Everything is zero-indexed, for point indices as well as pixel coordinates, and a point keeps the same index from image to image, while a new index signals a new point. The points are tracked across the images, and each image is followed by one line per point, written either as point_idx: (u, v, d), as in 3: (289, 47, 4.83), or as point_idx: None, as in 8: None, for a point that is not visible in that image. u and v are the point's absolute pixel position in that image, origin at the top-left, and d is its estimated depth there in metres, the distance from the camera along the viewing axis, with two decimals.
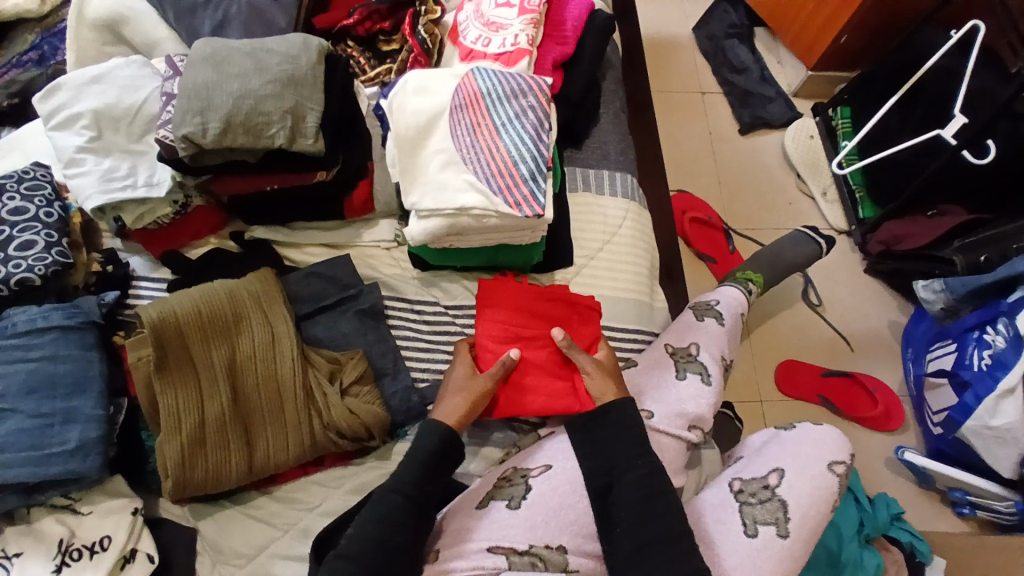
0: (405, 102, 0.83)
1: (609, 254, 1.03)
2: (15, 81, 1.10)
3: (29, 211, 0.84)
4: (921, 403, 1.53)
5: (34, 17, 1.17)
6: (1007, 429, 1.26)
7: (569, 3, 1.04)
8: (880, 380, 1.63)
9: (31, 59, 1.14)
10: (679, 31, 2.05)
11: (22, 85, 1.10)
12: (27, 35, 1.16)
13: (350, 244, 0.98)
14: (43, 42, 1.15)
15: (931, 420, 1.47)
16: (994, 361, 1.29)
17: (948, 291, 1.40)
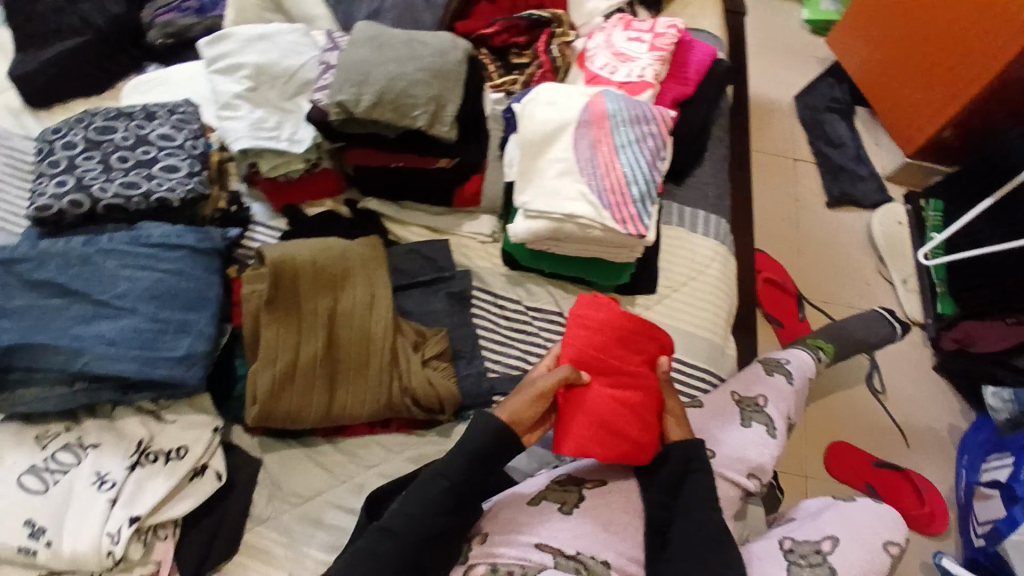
0: (535, 110, 0.89)
1: (691, 291, 1.06)
2: (173, 24, 1.15)
3: (177, 139, 0.90)
4: (968, 510, 1.47)
5: None
6: None
7: (694, 48, 1.10)
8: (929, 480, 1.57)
9: (191, 7, 1.17)
10: (781, 97, 2.08)
11: (178, 30, 1.16)
12: None
13: (450, 231, 1.04)
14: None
15: (975, 530, 1.41)
16: None
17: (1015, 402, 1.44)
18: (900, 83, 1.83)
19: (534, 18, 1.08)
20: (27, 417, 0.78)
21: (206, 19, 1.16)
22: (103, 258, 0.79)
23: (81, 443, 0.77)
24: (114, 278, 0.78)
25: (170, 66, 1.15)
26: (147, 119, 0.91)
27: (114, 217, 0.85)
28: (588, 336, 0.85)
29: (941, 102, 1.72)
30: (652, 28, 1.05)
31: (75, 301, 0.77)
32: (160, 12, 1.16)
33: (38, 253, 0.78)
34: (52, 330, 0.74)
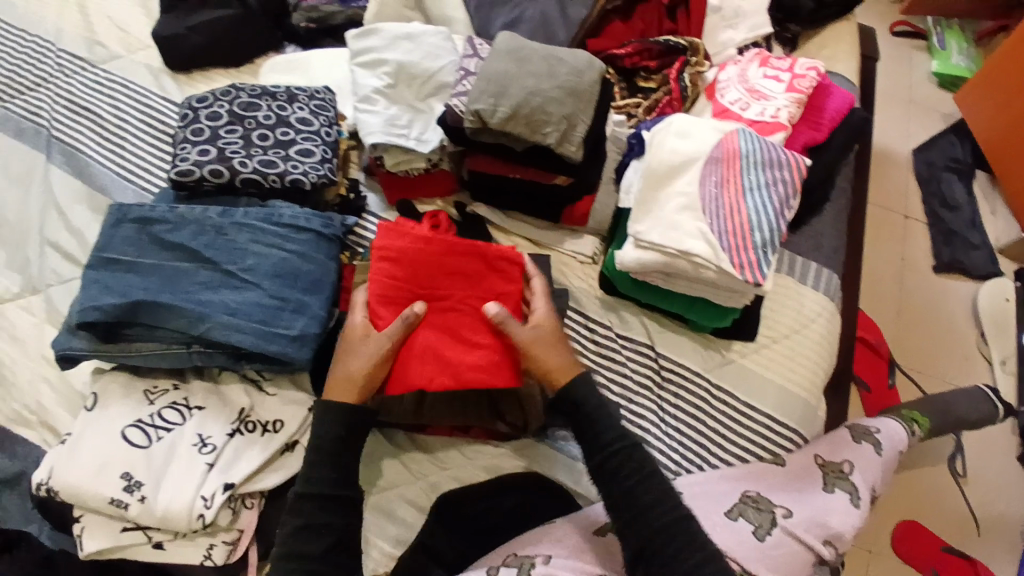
0: (665, 140, 0.87)
1: (791, 344, 1.01)
2: (317, 10, 1.20)
3: (313, 125, 0.94)
4: None
5: None
6: None
7: (832, 94, 1.05)
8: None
9: None
10: (895, 148, 1.97)
11: (321, 15, 1.20)
12: None
13: (552, 246, 1.03)
14: None
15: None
16: None
17: None
18: None
19: (669, 45, 1.06)
20: (141, 369, 0.83)
21: (347, 9, 1.20)
22: (235, 231, 0.83)
23: (186, 404, 0.81)
24: (243, 251, 0.82)
25: (308, 50, 1.20)
26: (289, 101, 0.95)
27: (248, 191, 0.89)
28: (389, 267, 0.86)
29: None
30: (791, 69, 1.03)
31: (202, 268, 0.81)
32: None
33: (177, 217, 0.83)
34: (182, 294, 0.79)
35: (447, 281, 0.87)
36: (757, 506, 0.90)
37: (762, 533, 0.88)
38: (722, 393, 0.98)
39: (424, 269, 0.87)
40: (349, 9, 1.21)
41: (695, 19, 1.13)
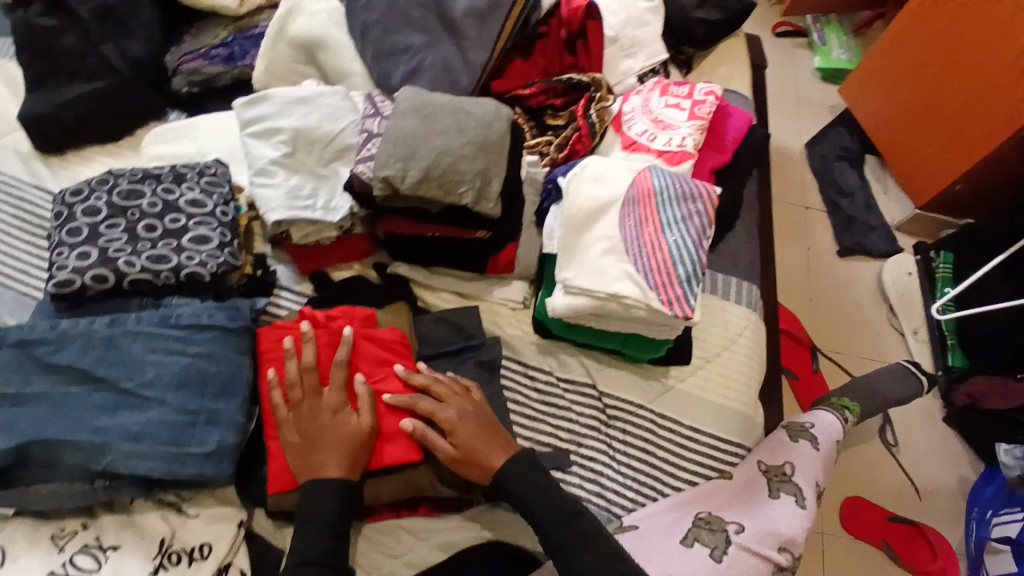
0: (581, 186, 0.86)
1: (724, 362, 1.03)
2: (199, 72, 1.10)
3: (206, 206, 0.87)
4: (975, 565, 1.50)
5: (231, 15, 1.15)
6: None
7: (730, 116, 1.09)
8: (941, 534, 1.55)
9: (219, 55, 1.11)
10: (792, 144, 2.10)
11: (204, 78, 1.10)
12: (219, 31, 1.13)
13: (480, 297, 1.01)
14: (235, 43, 1.12)
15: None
16: None
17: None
18: (916, 134, 1.84)
19: (572, 83, 1.07)
20: (46, 512, 0.75)
21: (233, 69, 1.10)
22: (128, 342, 0.77)
23: (98, 545, 0.72)
24: (141, 363, 0.76)
25: (196, 117, 1.10)
26: (176, 183, 0.88)
27: (139, 292, 0.82)
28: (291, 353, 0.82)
29: (955, 155, 1.73)
30: (690, 96, 1.06)
31: (96, 388, 0.74)
32: (188, 59, 1.10)
33: (59, 335, 0.76)
34: (74, 422, 0.71)
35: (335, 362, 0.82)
36: (706, 526, 0.89)
37: (719, 554, 0.86)
38: (667, 423, 0.98)
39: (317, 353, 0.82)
40: (234, 68, 1.11)
41: (594, 51, 1.14)
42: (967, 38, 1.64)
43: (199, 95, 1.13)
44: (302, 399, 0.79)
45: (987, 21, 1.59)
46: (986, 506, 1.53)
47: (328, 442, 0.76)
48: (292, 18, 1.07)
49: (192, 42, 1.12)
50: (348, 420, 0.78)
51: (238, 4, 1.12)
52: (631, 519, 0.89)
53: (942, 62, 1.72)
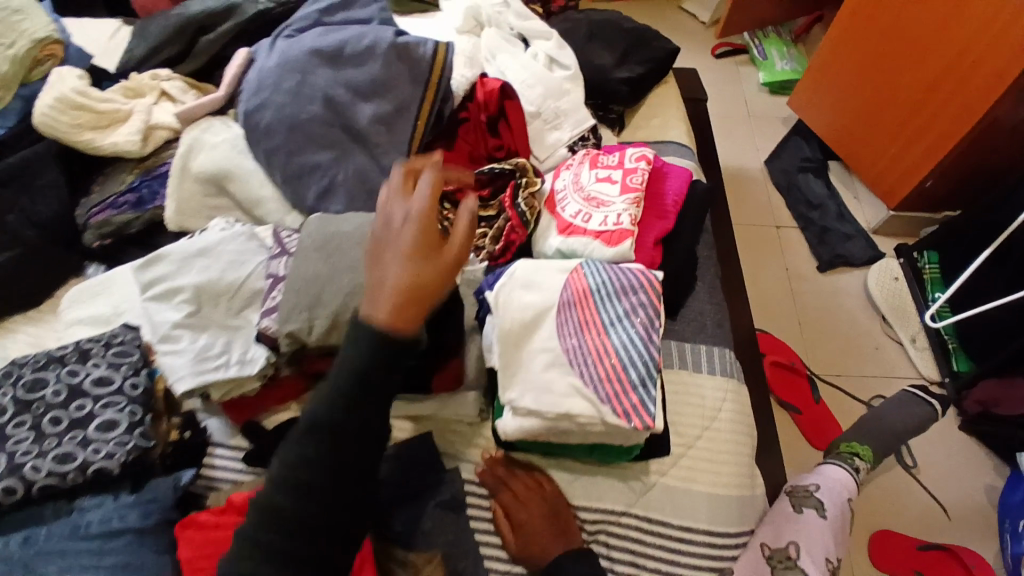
0: (512, 295, 0.78)
1: (707, 443, 0.95)
2: (108, 222, 1.04)
3: (114, 382, 0.80)
4: None
5: (135, 159, 1.10)
6: None
7: (668, 176, 1.04)
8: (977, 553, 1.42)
9: (128, 202, 1.06)
10: (752, 164, 2.06)
11: (116, 227, 1.04)
12: (125, 176, 1.09)
13: (432, 416, 0.91)
14: (142, 185, 1.07)
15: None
16: None
17: None
18: (875, 137, 1.78)
19: (495, 172, 1.01)
20: None
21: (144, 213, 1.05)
22: (42, 562, 0.69)
23: None
24: None
25: (111, 270, 1.05)
26: (81, 362, 0.81)
27: (52, 497, 0.75)
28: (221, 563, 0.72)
29: (920, 153, 1.66)
30: (620, 164, 1.01)
31: None
32: (97, 211, 1.05)
33: None
34: None
35: None
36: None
37: None
38: (656, 525, 0.89)
39: None
40: (147, 211, 1.06)
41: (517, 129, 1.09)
42: (911, 34, 1.59)
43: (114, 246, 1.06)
44: None
45: (927, 15, 1.54)
46: (1019, 518, 1.39)
47: None
48: (193, 154, 1.03)
49: (99, 193, 1.07)
50: None
51: (141, 145, 1.07)
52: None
53: (889, 61, 1.67)
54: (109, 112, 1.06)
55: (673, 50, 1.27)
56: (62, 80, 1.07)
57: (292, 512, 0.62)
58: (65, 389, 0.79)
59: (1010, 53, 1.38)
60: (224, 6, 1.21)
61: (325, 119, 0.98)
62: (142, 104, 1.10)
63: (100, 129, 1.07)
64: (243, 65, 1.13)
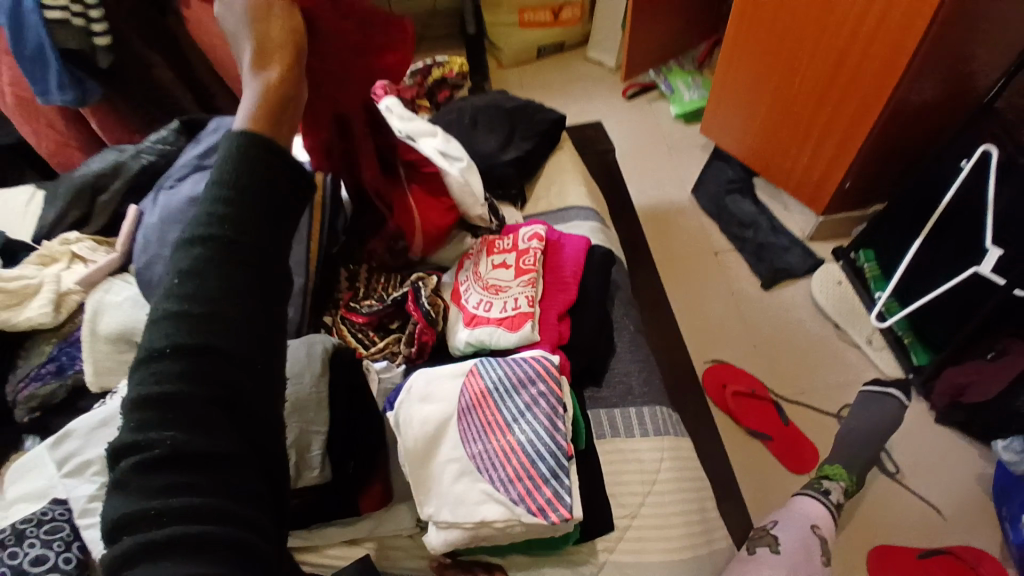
0: (411, 411, 0.78)
1: (652, 510, 0.94)
2: (34, 396, 1.05)
3: (48, 559, 0.83)
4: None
5: (49, 328, 1.10)
6: None
7: (564, 247, 1.06)
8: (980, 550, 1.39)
9: (49, 371, 1.07)
10: (680, 196, 2.10)
11: (42, 399, 1.06)
12: (43, 346, 1.09)
13: (370, 536, 0.91)
14: (61, 353, 1.08)
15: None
16: None
17: None
18: (787, 147, 1.83)
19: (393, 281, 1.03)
20: None
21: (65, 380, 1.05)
22: None
23: None
24: None
25: (42, 440, 1.05)
26: (17, 542, 0.84)
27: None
28: None
29: (840, 143, 1.67)
30: (515, 245, 1.04)
31: None
32: (19, 387, 1.06)
33: None
34: None
35: None
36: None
37: None
38: None
39: None
40: (68, 377, 1.07)
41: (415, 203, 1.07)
42: (790, 46, 1.66)
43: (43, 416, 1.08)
44: None
45: (799, 23, 1.62)
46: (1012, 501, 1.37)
47: None
48: (98, 317, 1.04)
49: (23, 365, 1.08)
50: None
51: (54, 315, 1.07)
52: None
53: (781, 74, 1.73)
54: (19, 288, 1.06)
55: (556, 118, 1.32)
56: None
57: (201, 473, 0.47)
58: (1, 572, 0.80)
59: (896, 35, 1.40)
60: (114, 158, 1.23)
61: None
62: (51, 273, 1.10)
63: (10, 308, 1.06)
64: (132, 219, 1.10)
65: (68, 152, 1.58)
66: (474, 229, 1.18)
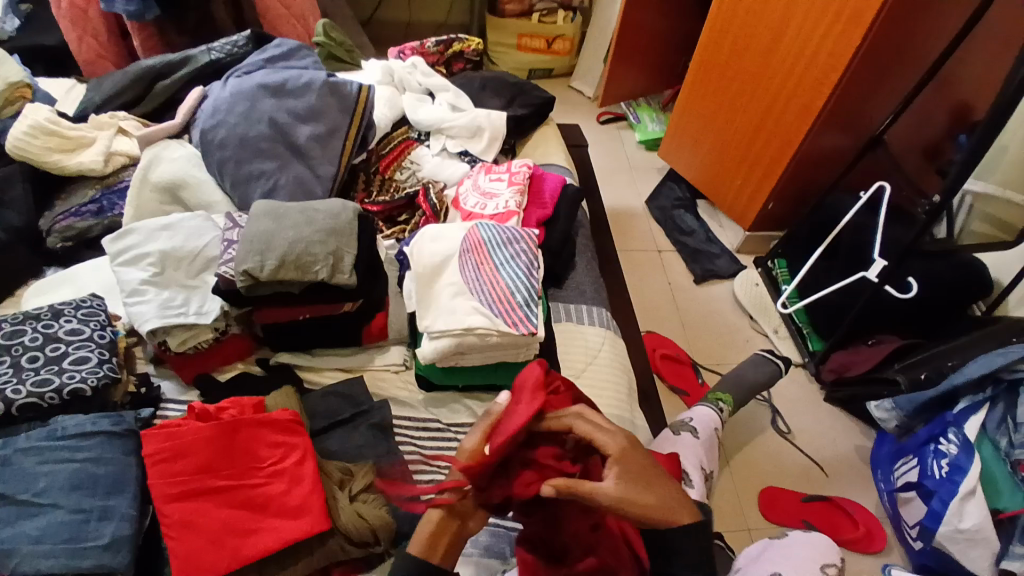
0: (423, 247, 1.06)
1: (592, 377, 1.15)
2: (72, 227, 1.21)
3: (85, 332, 0.97)
4: (898, 520, 1.39)
5: (97, 176, 1.29)
6: (978, 531, 1.16)
7: (546, 179, 1.34)
8: (857, 502, 1.48)
9: (90, 210, 1.24)
10: (635, 203, 2.27)
11: (78, 232, 1.22)
12: (87, 190, 1.27)
13: (363, 368, 1.09)
14: (104, 198, 1.27)
15: (909, 533, 1.32)
16: (952, 467, 1.23)
17: (899, 409, 1.38)
18: (726, 171, 2.00)
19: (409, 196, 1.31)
20: None
21: (104, 218, 1.23)
22: (22, 458, 0.80)
23: None
24: (34, 475, 0.79)
25: (71, 266, 1.21)
26: (54, 318, 0.98)
27: (28, 417, 0.90)
28: (164, 467, 0.82)
29: (770, 164, 1.84)
30: (508, 169, 1.30)
31: None
32: (59, 220, 1.22)
33: None
34: None
35: (204, 455, 0.83)
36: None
37: None
38: None
39: (201, 454, 0.83)
40: (106, 218, 1.24)
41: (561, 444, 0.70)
42: (732, 80, 1.87)
43: (73, 249, 1.23)
44: (184, 498, 0.81)
45: (744, 61, 1.81)
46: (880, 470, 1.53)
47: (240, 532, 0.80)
48: (152, 167, 1.24)
49: (66, 203, 1.25)
50: (260, 495, 0.83)
51: (103, 165, 1.27)
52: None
53: (722, 105, 1.92)
54: (76, 137, 1.26)
55: (547, 98, 1.60)
56: (34, 111, 1.26)
57: None
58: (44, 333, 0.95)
59: (821, 69, 1.60)
60: (180, 54, 1.45)
61: (271, 137, 1.25)
62: (104, 135, 1.30)
63: (67, 152, 1.26)
64: (197, 101, 1.37)
65: (105, 66, 1.67)
66: (469, 159, 1.41)
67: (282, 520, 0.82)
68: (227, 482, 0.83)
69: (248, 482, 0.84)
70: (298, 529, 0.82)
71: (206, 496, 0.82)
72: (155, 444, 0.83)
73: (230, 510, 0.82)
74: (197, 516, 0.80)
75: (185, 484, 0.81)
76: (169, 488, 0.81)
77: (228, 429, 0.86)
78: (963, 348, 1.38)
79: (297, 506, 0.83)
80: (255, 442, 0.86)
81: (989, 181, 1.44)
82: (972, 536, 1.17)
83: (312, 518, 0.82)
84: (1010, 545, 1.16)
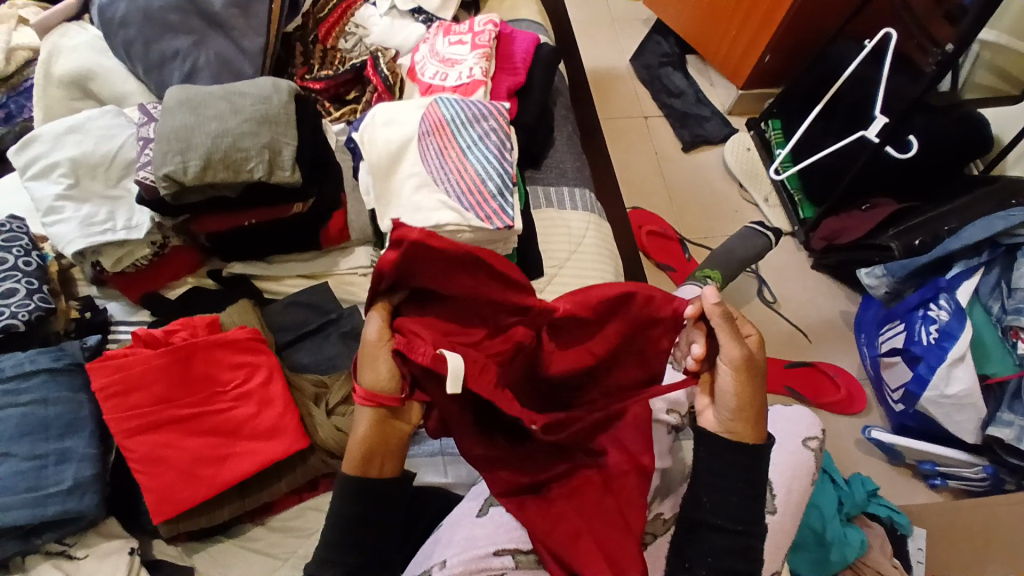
0: (375, 133, 0.92)
1: (576, 265, 1.07)
2: None
3: (7, 261, 0.85)
4: (879, 381, 1.41)
5: None
6: (964, 395, 1.19)
7: (516, 38, 1.15)
8: (840, 366, 1.51)
9: None
10: (619, 63, 2.03)
11: None
12: None
13: (327, 273, 1.00)
14: (9, 101, 1.10)
15: (891, 395, 1.36)
16: (942, 333, 1.21)
17: (891, 275, 1.33)
18: (718, 20, 1.77)
19: (356, 69, 1.12)
20: None
21: (14, 125, 1.06)
22: None
23: None
24: None
25: None
26: None
27: None
28: (114, 402, 0.75)
29: (770, 7, 1.61)
30: (470, 29, 1.10)
31: None
32: None
33: None
34: None
35: (158, 386, 0.77)
36: None
37: None
38: None
39: (154, 384, 0.77)
40: (16, 125, 1.07)
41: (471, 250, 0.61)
42: None
43: None
44: (143, 432, 0.75)
45: None
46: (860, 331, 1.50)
47: (214, 460, 0.76)
48: (54, 58, 1.04)
49: None
50: (227, 421, 0.78)
51: (6, 64, 1.08)
52: (480, 482, 0.82)
53: None
54: None
55: None
56: None
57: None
58: None
59: None
60: None
61: (181, 6, 1.03)
62: None
63: None
64: None
65: None
66: (423, 18, 1.19)
67: (257, 442, 0.78)
68: (189, 410, 0.78)
69: (212, 408, 0.78)
70: (273, 451, 0.78)
71: (169, 428, 0.76)
72: (100, 377, 0.76)
73: (198, 439, 0.77)
74: (162, 450, 0.75)
75: (141, 417, 0.75)
76: (125, 422, 0.75)
77: (181, 355, 0.79)
78: (962, 210, 1.31)
79: (270, 427, 0.79)
80: (214, 365, 0.80)
81: (999, 29, 1.33)
82: (957, 400, 1.19)
83: (288, 437, 0.79)
84: (999, 411, 1.17)
